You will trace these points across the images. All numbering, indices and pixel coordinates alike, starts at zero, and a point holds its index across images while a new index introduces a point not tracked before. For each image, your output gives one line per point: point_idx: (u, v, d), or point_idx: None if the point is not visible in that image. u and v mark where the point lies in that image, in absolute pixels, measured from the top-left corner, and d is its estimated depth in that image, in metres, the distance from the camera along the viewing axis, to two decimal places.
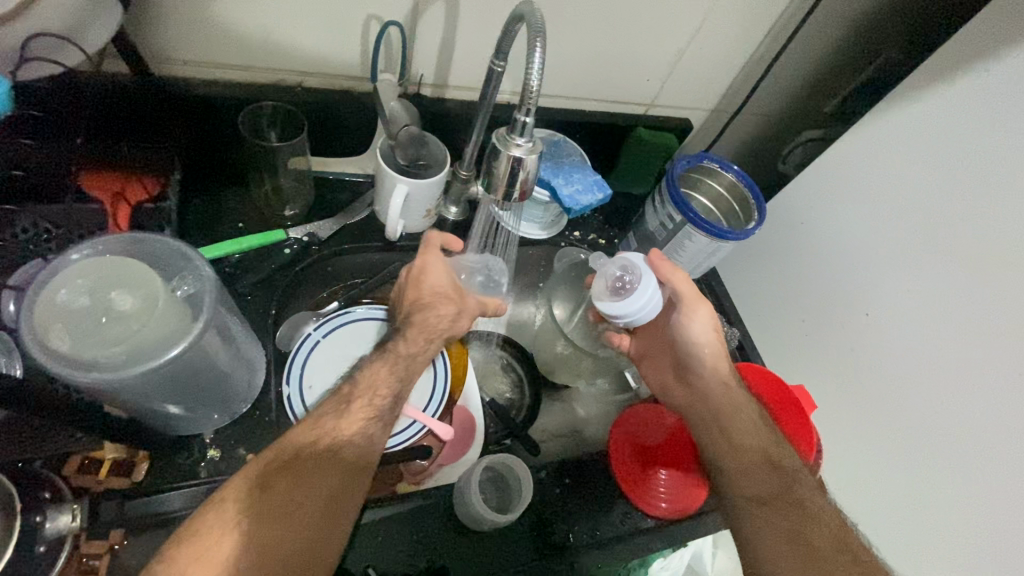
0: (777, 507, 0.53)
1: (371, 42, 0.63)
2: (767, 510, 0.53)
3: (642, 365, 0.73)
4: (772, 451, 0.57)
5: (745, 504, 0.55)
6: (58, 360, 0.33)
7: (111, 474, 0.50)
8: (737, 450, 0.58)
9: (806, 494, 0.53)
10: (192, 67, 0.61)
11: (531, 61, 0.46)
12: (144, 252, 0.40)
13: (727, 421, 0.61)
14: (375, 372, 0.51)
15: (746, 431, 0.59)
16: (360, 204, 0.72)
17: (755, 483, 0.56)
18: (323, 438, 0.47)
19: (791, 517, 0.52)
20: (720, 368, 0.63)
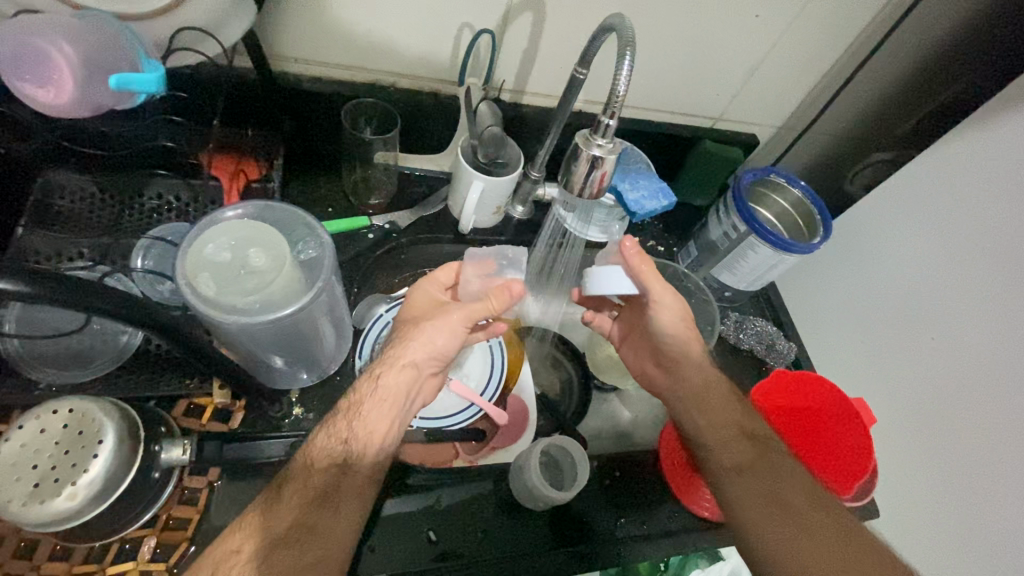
0: (758, 472, 0.55)
1: (461, 49, 0.68)
2: (748, 476, 0.56)
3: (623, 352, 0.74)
4: (744, 423, 0.60)
5: (722, 470, 0.57)
6: (207, 302, 0.39)
7: (213, 419, 0.56)
8: (722, 431, 0.60)
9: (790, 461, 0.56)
10: (301, 65, 0.68)
11: (619, 69, 0.50)
12: (272, 218, 0.46)
13: (702, 399, 0.63)
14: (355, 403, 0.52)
15: (720, 407, 0.62)
16: (437, 198, 0.77)
17: (732, 454, 0.58)
18: (326, 444, 0.49)
19: (770, 479, 0.55)
20: (694, 350, 0.65)
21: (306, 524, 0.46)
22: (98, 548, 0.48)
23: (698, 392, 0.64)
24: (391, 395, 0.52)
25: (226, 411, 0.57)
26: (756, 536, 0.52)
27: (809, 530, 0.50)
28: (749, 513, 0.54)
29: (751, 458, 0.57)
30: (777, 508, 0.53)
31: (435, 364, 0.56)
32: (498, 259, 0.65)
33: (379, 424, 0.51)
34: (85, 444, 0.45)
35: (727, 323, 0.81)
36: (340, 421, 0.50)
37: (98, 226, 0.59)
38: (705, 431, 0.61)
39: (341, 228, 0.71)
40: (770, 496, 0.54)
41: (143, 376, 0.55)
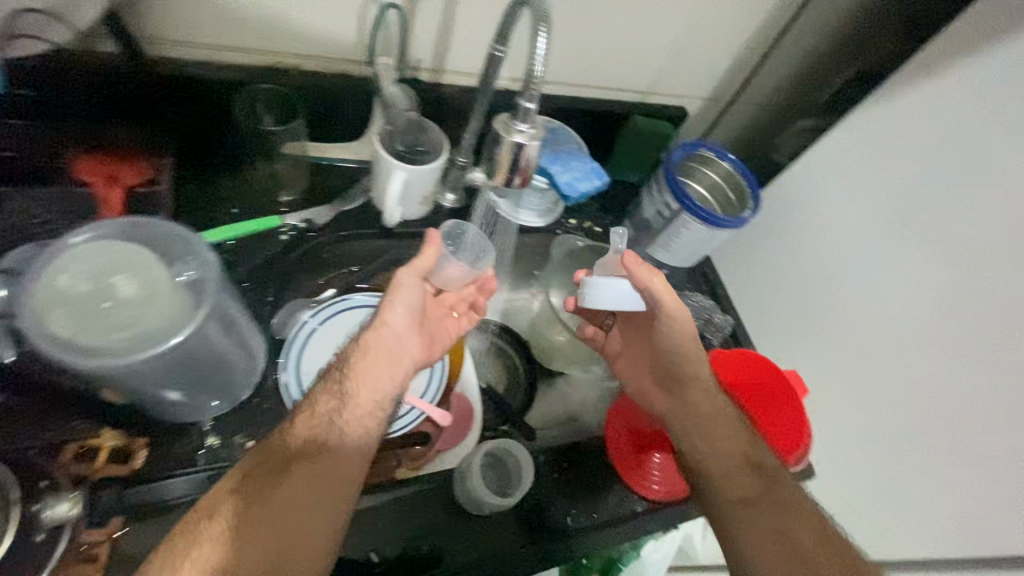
0: (764, 509, 0.57)
1: (368, 25, 0.62)
2: (754, 512, 0.57)
3: (618, 363, 0.74)
4: (750, 452, 0.61)
5: (730, 505, 0.58)
6: (62, 347, 0.33)
7: (109, 463, 0.49)
8: (707, 434, 0.62)
9: (790, 495, 0.58)
10: (184, 48, 0.59)
11: (537, 46, 0.46)
12: (145, 236, 0.39)
13: (708, 428, 0.63)
14: (340, 369, 0.52)
15: (728, 437, 0.62)
16: (357, 190, 0.71)
17: (739, 487, 0.59)
18: (325, 401, 0.50)
19: (780, 516, 0.56)
20: (702, 374, 0.64)
21: (293, 498, 0.46)
22: None
23: (705, 413, 0.63)
24: (370, 356, 0.53)
25: (123, 451, 0.50)
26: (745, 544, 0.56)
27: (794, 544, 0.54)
28: (728, 493, 0.59)
29: (757, 493, 0.58)
30: (757, 518, 0.57)
31: (411, 326, 0.57)
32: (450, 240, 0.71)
33: (365, 390, 0.52)
34: None
35: None
36: (334, 378, 0.52)
37: None
38: (705, 449, 0.62)
39: (249, 232, 0.64)
40: (756, 518, 0.57)
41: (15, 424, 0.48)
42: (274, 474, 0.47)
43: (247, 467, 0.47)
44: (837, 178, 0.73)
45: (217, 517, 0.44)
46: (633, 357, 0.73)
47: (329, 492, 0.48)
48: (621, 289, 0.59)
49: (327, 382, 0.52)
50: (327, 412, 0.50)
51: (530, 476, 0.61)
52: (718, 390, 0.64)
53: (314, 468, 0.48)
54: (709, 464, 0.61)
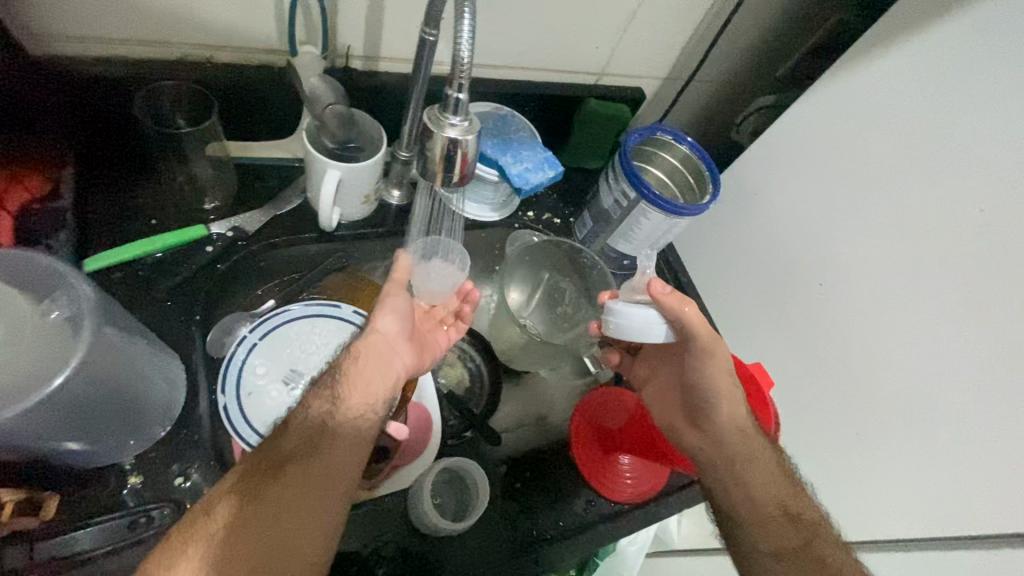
0: (798, 562, 0.51)
1: (286, 11, 0.56)
2: (790, 567, 0.51)
3: (646, 390, 0.67)
4: (789, 502, 0.54)
5: (762, 557, 0.53)
6: None
7: (16, 516, 0.43)
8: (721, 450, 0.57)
9: (827, 550, 0.52)
10: (76, 43, 0.53)
11: (461, 30, 0.41)
12: (8, 272, 0.35)
13: (744, 472, 0.55)
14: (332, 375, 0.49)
15: (765, 482, 0.55)
16: (291, 192, 0.66)
17: (775, 536, 0.53)
18: (319, 407, 0.47)
19: (812, 573, 0.50)
20: (738, 413, 0.56)
21: (289, 505, 0.43)
22: None
23: (743, 446, 0.56)
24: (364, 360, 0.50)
25: (34, 503, 0.44)
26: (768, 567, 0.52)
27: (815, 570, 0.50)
28: (742, 500, 0.55)
29: (795, 545, 0.52)
30: (775, 538, 0.53)
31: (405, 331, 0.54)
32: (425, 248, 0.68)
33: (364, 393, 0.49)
34: None
35: None
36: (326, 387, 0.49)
37: None
38: (727, 475, 0.56)
39: (170, 244, 0.59)
40: (775, 540, 0.53)
41: None
42: (272, 469, 0.44)
43: (247, 465, 0.45)
44: (796, 158, 0.71)
45: (216, 515, 0.41)
46: (661, 386, 0.65)
47: (331, 489, 0.45)
48: (646, 318, 0.51)
49: (318, 392, 0.49)
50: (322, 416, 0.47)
51: (485, 494, 0.58)
52: (755, 430, 0.57)
53: (313, 463, 0.45)
54: (722, 476, 0.56)
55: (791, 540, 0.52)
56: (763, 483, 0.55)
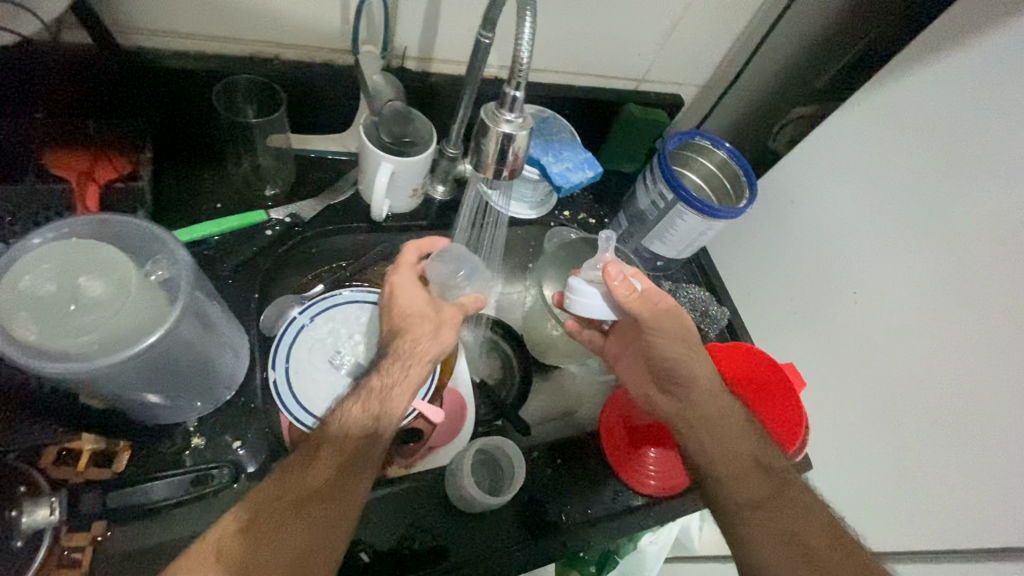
0: (772, 509, 0.51)
1: (351, 13, 0.60)
2: (764, 514, 0.50)
3: (619, 369, 0.69)
4: (761, 454, 0.55)
5: (735, 505, 0.52)
6: (26, 350, 0.31)
7: (91, 466, 0.48)
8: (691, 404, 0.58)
9: (798, 494, 0.52)
10: (158, 37, 0.57)
11: (522, 32, 0.44)
12: (113, 234, 0.37)
13: (714, 427, 0.57)
14: (351, 407, 0.48)
15: (736, 437, 0.56)
16: (345, 183, 0.70)
17: (748, 487, 0.52)
18: (358, 417, 0.47)
19: (790, 518, 0.50)
20: (703, 373, 0.60)
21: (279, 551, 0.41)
22: None
23: (706, 402, 0.58)
24: (407, 384, 0.51)
25: (106, 455, 0.49)
26: (740, 515, 0.51)
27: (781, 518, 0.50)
28: (714, 453, 0.55)
29: (769, 494, 0.52)
30: (748, 487, 0.52)
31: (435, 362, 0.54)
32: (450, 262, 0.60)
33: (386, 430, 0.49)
34: None
35: None
36: (366, 394, 0.49)
37: None
38: (701, 430, 0.57)
39: (231, 226, 0.63)
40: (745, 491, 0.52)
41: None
42: (292, 508, 0.43)
43: (266, 497, 0.43)
44: (834, 166, 0.72)
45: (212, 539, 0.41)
46: (632, 362, 0.68)
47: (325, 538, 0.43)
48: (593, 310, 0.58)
49: (358, 398, 0.49)
50: (337, 465, 0.46)
51: (521, 471, 0.60)
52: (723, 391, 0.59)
53: (336, 505, 0.44)
54: (695, 431, 0.57)
55: (763, 490, 0.52)
56: (732, 432, 0.56)
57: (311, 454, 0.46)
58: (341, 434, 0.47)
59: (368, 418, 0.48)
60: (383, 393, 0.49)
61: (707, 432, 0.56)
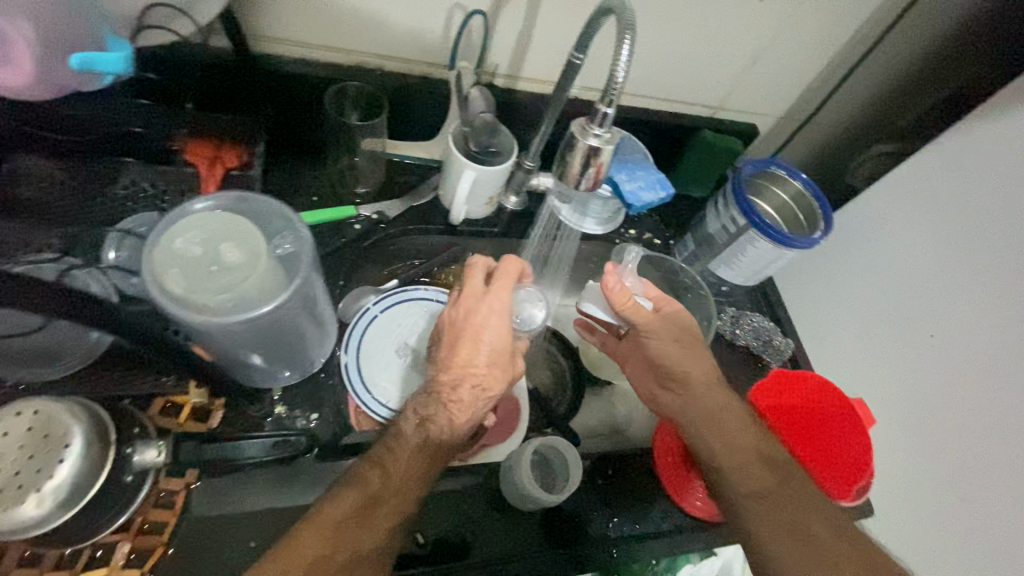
0: (779, 498, 0.52)
1: (453, 31, 0.66)
2: (769, 504, 0.52)
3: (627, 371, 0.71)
4: (764, 446, 0.56)
5: (740, 496, 0.54)
6: (175, 301, 0.36)
7: (191, 420, 0.53)
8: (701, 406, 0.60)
9: (801, 485, 0.53)
10: (284, 45, 0.64)
11: (619, 53, 0.47)
12: (249, 210, 0.43)
13: (720, 422, 0.58)
14: (362, 471, 0.48)
15: (738, 430, 0.57)
16: (426, 188, 0.75)
17: (750, 478, 0.54)
18: (403, 448, 0.50)
19: (795, 508, 0.51)
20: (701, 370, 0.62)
21: None
22: (70, 551, 0.46)
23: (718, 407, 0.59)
24: (473, 368, 0.52)
25: (204, 410, 0.54)
26: (746, 506, 0.53)
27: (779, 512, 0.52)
28: (719, 450, 0.57)
29: (771, 483, 0.53)
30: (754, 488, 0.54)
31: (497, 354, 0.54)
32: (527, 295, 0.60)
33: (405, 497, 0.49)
34: (50, 448, 0.42)
35: (723, 318, 0.79)
36: (412, 425, 0.51)
37: (68, 217, 0.56)
38: (705, 429, 0.59)
39: (325, 219, 0.68)
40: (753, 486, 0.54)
41: (119, 372, 0.52)
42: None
43: (273, 570, 0.42)
44: (912, 204, 0.68)
45: None
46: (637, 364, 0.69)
47: None
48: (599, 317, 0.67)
49: (369, 461, 0.49)
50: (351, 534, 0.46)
51: (577, 475, 0.61)
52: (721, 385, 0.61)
53: (353, 565, 0.45)
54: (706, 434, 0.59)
55: (766, 479, 0.54)
56: (738, 428, 0.58)
57: (309, 522, 0.46)
58: (355, 497, 0.47)
59: (383, 483, 0.48)
60: (438, 397, 0.52)
61: (709, 427, 0.59)
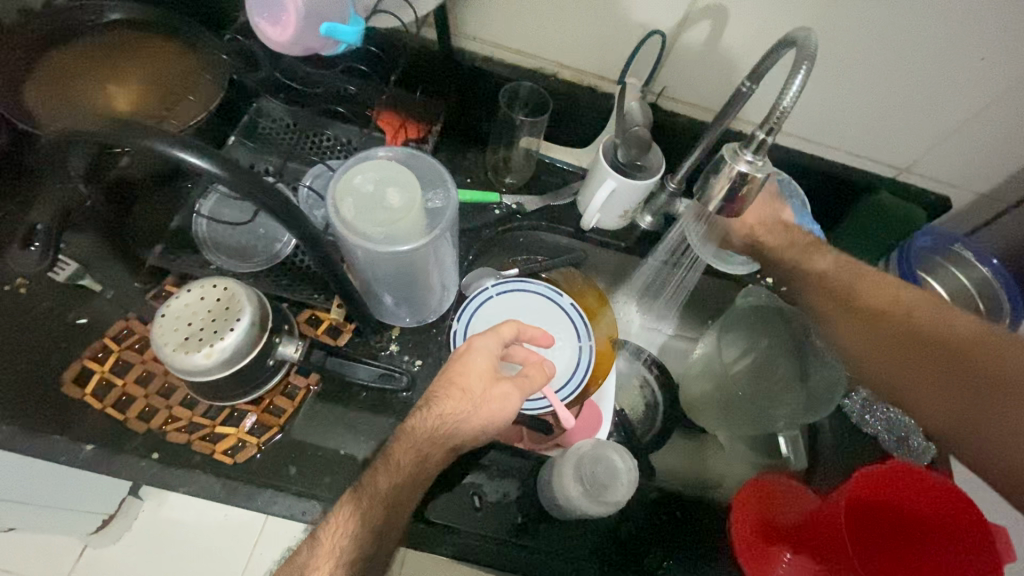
0: (964, 382, 0.60)
1: (630, 48, 0.69)
2: (953, 398, 0.61)
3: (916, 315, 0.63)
4: (950, 339, 0.61)
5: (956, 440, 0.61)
6: (345, 223, 0.44)
7: (326, 333, 0.62)
8: (881, 366, 0.66)
9: (981, 355, 0.59)
10: (479, 43, 0.73)
11: (790, 84, 0.46)
12: (415, 166, 0.50)
13: (919, 389, 0.63)
14: (374, 489, 0.48)
15: (937, 402, 0.62)
16: (568, 190, 0.78)
17: (948, 399, 0.61)
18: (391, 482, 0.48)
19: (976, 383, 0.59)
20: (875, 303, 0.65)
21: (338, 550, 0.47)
22: (214, 407, 0.57)
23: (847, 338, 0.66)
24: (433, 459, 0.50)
25: (337, 329, 0.63)
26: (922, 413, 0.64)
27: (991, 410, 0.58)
28: (934, 413, 0.63)
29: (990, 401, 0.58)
30: (979, 391, 0.59)
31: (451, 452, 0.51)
32: (592, 464, 0.55)
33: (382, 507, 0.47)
34: (227, 318, 0.52)
35: (852, 397, 0.71)
36: (387, 474, 0.48)
37: (281, 147, 0.68)
38: (886, 373, 0.66)
39: (470, 200, 0.74)
40: (938, 351, 0.61)
41: (285, 279, 0.63)
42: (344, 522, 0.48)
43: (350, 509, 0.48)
44: None
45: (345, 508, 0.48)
46: (876, 345, 0.66)
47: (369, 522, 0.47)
48: (615, 462, 0.55)
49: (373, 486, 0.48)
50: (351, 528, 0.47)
51: (584, 502, 0.54)
52: (881, 333, 0.65)
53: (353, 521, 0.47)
54: (902, 400, 0.66)
55: (978, 391, 0.59)
56: (935, 338, 0.62)
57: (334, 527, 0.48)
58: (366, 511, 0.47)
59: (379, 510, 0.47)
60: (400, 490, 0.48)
61: (901, 397, 0.66)
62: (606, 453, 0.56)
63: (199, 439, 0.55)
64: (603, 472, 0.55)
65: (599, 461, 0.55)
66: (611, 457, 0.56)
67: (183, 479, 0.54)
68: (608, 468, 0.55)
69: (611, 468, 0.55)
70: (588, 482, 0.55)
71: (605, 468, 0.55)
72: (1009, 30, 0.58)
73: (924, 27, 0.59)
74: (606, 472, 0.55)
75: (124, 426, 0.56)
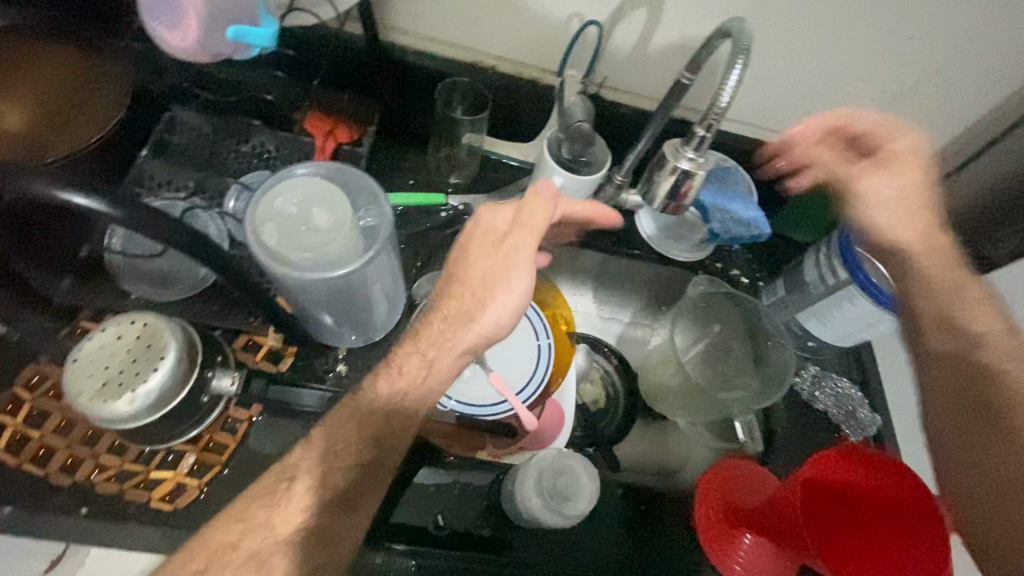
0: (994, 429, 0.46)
1: (568, 39, 0.67)
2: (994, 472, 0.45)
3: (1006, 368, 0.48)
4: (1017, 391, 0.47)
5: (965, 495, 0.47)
6: (267, 250, 0.41)
7: (264, 360, 0.58)
8: (938, 406, 0.51)
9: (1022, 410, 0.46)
10: (410, 37, 0.69)
11: (725, 79, 0.45)
12: (344, 182, 0.47)
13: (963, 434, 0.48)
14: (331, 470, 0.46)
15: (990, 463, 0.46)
16: (516, 186, 0.75)
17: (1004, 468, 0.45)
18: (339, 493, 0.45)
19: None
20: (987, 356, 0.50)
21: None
22: (147, 452, 0.53)
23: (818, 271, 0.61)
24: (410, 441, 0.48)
25: (277, 354, 0.59)
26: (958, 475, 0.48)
27: (991, 453, 0.46)
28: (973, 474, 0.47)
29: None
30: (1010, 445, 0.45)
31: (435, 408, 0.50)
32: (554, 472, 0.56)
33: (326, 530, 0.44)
34: (149, 357, 0.47)
35: (803, 376, 0.73)
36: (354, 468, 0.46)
37: (199, 160, 0.63)
38: (944, 396, 0.51)
39: (415, 201, 0.70)
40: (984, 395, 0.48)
41: (215, 305, 0.58)
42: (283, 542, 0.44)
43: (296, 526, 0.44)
44: None
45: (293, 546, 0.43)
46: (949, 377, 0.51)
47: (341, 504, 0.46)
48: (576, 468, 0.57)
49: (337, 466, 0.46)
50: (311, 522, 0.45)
51: (544, 512, 0.54)
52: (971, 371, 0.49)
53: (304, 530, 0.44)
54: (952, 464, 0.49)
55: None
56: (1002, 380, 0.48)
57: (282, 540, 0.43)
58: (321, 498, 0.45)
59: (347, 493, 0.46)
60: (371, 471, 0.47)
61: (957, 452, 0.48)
62: (569, 466, 0.57)
63: (132, 487, 0.51)
64: (565, 482, 0.56)
65: (560, 472, 0.56)
66: (573, 466, 0.57)
67: (119, 530, 0.51)
68: (568, 479, 0.56)
69: (573, 479, 0.56)
70: (550, 492, 0.55)
71: (567, 477, 0.56)
72: (931, 11, 0.59)
73: (853, 9, 0.60)
74: (567, 481, 0.56)
75: (48, 481, 0.51)
